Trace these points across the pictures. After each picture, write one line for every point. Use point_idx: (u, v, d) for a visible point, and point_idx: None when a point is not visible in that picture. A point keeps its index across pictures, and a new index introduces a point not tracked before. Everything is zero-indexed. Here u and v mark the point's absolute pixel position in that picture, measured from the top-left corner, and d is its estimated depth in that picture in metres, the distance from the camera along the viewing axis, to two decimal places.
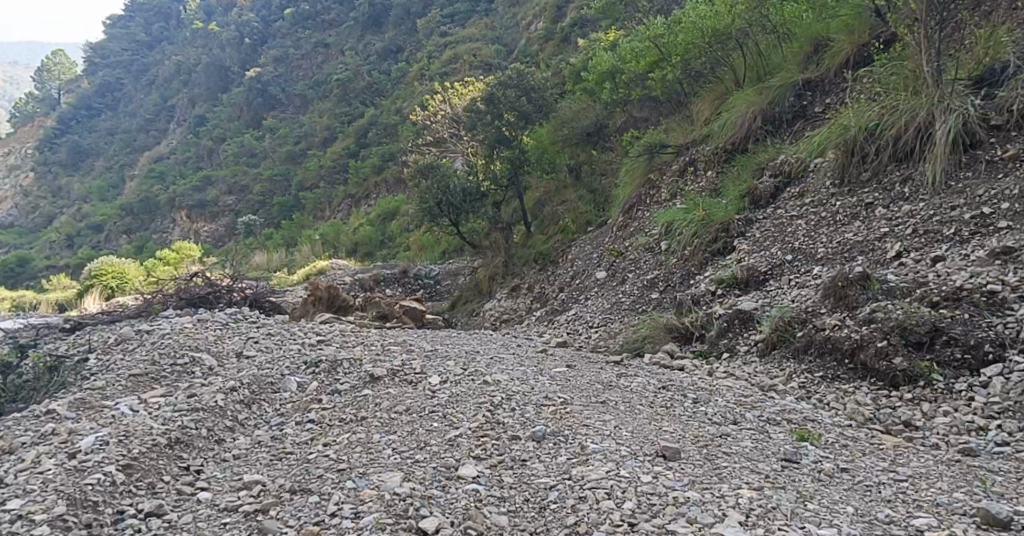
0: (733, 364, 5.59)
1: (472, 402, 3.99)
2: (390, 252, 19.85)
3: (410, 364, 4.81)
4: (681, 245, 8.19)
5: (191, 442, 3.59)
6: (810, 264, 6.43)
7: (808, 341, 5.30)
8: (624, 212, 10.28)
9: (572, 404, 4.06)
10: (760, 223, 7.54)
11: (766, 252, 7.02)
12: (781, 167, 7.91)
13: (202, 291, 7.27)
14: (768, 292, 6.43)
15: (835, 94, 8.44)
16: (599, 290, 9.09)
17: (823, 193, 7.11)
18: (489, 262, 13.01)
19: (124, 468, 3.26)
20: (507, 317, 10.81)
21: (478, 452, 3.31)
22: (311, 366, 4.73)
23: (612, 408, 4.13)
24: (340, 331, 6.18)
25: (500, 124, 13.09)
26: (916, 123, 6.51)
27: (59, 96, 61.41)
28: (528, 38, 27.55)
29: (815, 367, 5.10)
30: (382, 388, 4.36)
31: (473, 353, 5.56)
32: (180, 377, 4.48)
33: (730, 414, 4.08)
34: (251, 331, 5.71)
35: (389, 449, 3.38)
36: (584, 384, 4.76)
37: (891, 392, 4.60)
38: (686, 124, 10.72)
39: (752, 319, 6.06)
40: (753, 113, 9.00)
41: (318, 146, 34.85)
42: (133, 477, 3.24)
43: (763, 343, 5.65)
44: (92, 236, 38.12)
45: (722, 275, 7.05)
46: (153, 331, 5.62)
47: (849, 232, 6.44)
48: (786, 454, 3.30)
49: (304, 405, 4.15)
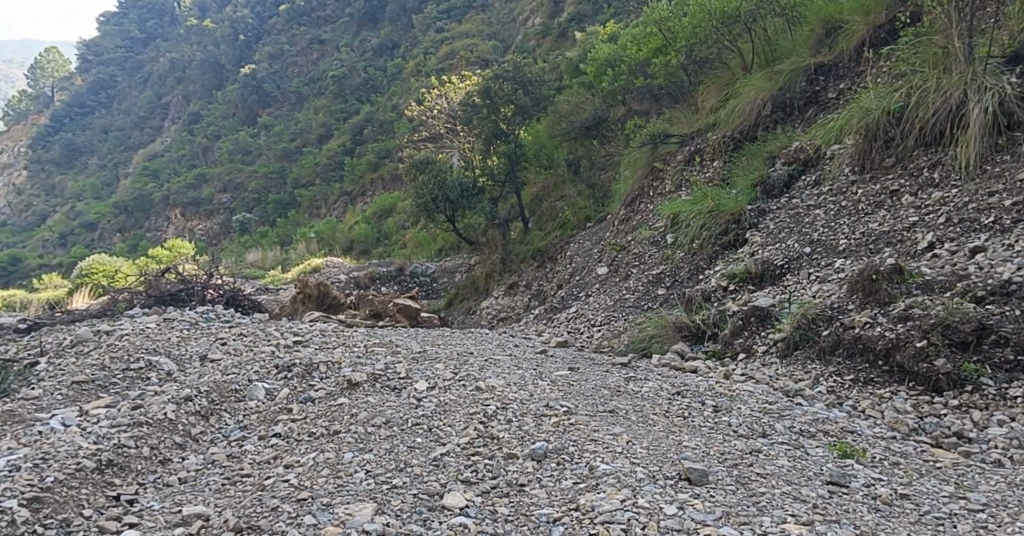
0: (752, 367, 5.10)
1: (462, 413, 3.48)
2: (386, 250, 19.31)
3: (393, 368, 4.29)
4: (688, 238, 7.69)
5: (129, 465, 3.09)
6: (831, 257, 5.94)
7: (835, 341, 4.80)
8: (625, 205, 9.77)
9: (577, 414, 3.58)
10: (774, 214, 7.03)
11: (781, 244, 6.52)
12: (795, 155, 7.41)
13: (173, 288, 6.71)
14: (786, 287, 5.94)
15: (851, 78, 7.94)
16: (601, 287, 8.58)
17: (842, 181, 6.62)
18: (486, 259, 12.46)
19: (32, 502, 2.74)
20: (505, 316, 10.31)
21: (467, 475, 2.80)
22: (283, 371, 4.23)
23: (622, 418, 3.63)
24: (320, 331, 5.65)
25: (496, 118, 12.76)
26: (947, 104, 5.99)
27: (51, 93, 60.60)
28: (525, 33, 26.98)
29: (843, 369, 4.60)
30: (361, 396, 3.85)
31: (466, 354, 5.07)
32: (132, 383, 3.96)
33: (759, 425, 3.57)
34: (222, 332, 5.18)
35: (362, 472, 2.87)
36: (589, 390, 4.25)
37: (934, 398, 4.10)
38: (690, 113, 10.21)
39: (770, 317, 5.57)
40: (762, 99, 8.48)
41: (312, 142, 34.34)
42: (41, 513, 2.72)
43: (784, 343, 5.16)
44: (85, 235, 37.47)
45: (735, 269, 6.56)
46: (112, 332, 5.09)
47: (874, 222, 5.95)
48: (834, 475, 2.80)
49: (271, 417, 3.64)
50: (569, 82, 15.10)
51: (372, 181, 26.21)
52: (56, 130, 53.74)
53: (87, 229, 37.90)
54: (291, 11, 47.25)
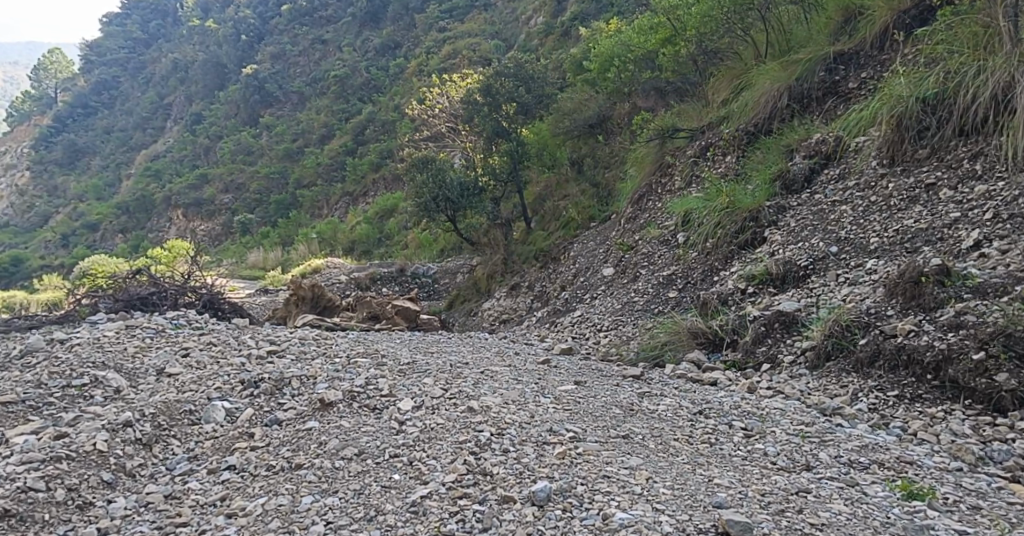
0: (778, 380, 4.58)
1: (450, 441, 2.95)
2: (387, 251, 18.77)
3: (375, 383, 3.76)
4: (701, 237, 7.15)
5: (32, 514, 2.62)
6: (861, 257, 5.41)
7: (874, 351, 4.27)
8: (632, 204, 9.21)
9: (585, 442, 3.09)
10: (795, 210, 6.49)
11: (805, 242, 5.99)
12: (817, 147, 6.87)
13: (143, 291, 6.16)
14: (813, 290, 5.41)
15: (873, 68, 7.40)
16: (608, 289, 8.04)
17: (870, 174, 6.08)
18: (488, 259, 11.94)
19: None
20: (506, 318, 9.79)
21: (451, 528, 2.32)
22: (250, 388, 3.72)
23: (639, 445, 3.12)
24: (300, 339, 5.11)
25: (497, 116, 12.25)
26: (993, 88, 5.44)
27: (55, 94, 60.11)
28: (528, 33, 26.47)
29: (885, 384, 4.08)
30: (334, 419, 3.33)
31: (459, 366, 4.53)
32: (70, 404, 3.47)
33: (798, 453, 3.05)
34: (188, 342, 4.65)
35: (321, 525, 2.40)
36: (598, 409, 3.72)
37: (997, 419, 3.58)
38: (699, 106, 9.66)
39: (797, 323, 5.05)
40: (778, 89, 7.94)
41: (314, 142, 33.88)
42: None
43: (813, 354, 4.64)
44: (87, 236, 36.99)
45: (754, 270, 6.03)
46: (67, 340, 4.56)
47: (909, 218, 5.41)
48: (907, 529, 2.31)
49: (226, 445, 3.14)
50: (573, 78, 14.57)
51: (375, 181, 25.70)
52: (59, 130, 53.32)
53: (89, 230, 37.45)
54: (293, 11, 46.84)
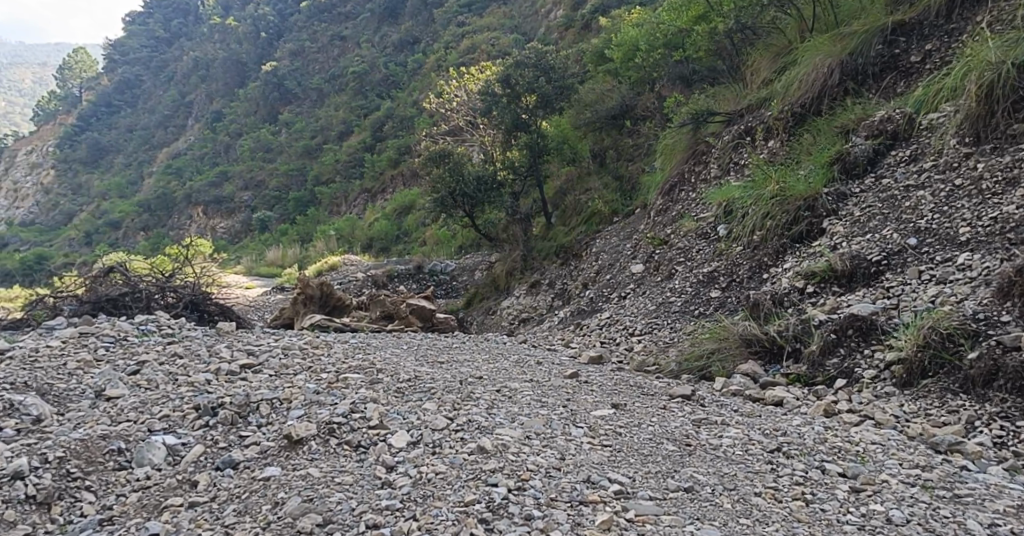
0: (863, 402, 3.72)
1: (453, 503, 2.20)
2: (406, 248, 17.96)
3: (360, 410, 2.93)
4: (747, 229, 6.27)
5: None
6: (950, 251, 4.52)
7: (990, 368, 3.43)
8: (663, 194, 8.30)
9: (638, 501, 2.29)
10: (859, 196, 5.59)
11: (875, 233, 5.10)
12: (880, 126, 5.89)
13: (114, 291, 5.45)
14: (893, 290, 4.51)
15: (941, 39, 6.43)
16: (639, 288, 7.18)
17: (950, 153, 5.15)
18: (506, 255, 11.07)
19: None
20: (526, 317, 8.98)
21: None
22: (204, 415, 2.96)
23: (712, 505, 2.31)
24: (284, 348, 4.30)
25: (516, 107, 11.27)
26: None
27: (78, 93, 59.89)
28: (548, 26, 25.53)
29: (1012, 411, 3.28)
30: (302, 464, 2.55)
31: (469, 383, 3.70)
32: None
33: (935, 522, 2.25)
34: (148, 353, 3.89)
35: None
36: (646, 444, 2.90)
37: None
38: (736, 88, 8.72)
39: (877, 329, 4.17)
40: (829, 65, 6.97)
41: (331, 139, 33.26)
42: None
43: (903, 369, 3.76)
44: (109, 233, 36.66)
45: (814, 266, 5.15)
46: (5, 351, 3.83)
47: (1008, 203, 4.50)
48: None
49: (155, 502, 2.45)
50: (594, 69, 13.68)
51: (392, 177, 24.97)
52: (82, 129, 53.23)
53: (111, 227, 37.14)
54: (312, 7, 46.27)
